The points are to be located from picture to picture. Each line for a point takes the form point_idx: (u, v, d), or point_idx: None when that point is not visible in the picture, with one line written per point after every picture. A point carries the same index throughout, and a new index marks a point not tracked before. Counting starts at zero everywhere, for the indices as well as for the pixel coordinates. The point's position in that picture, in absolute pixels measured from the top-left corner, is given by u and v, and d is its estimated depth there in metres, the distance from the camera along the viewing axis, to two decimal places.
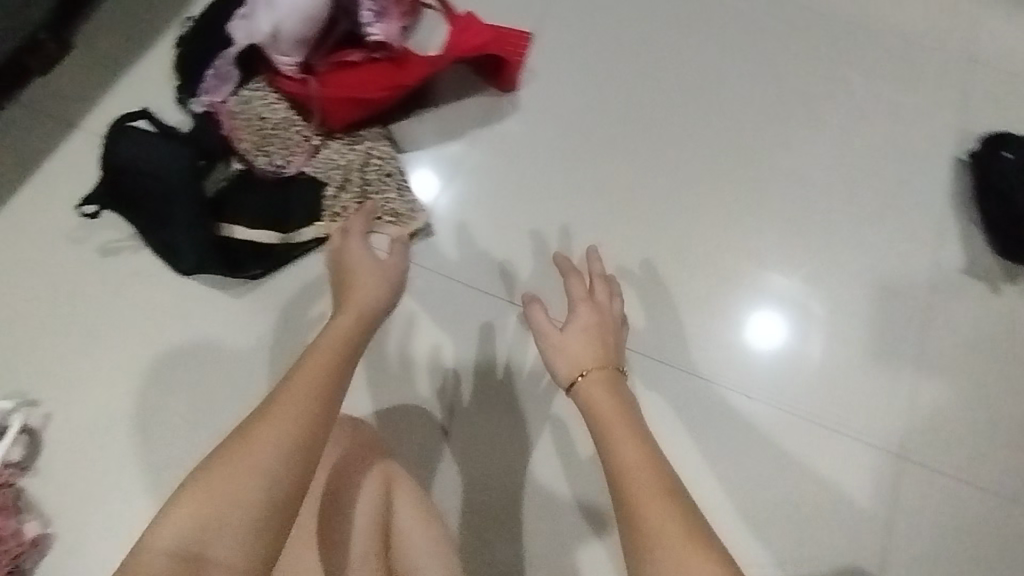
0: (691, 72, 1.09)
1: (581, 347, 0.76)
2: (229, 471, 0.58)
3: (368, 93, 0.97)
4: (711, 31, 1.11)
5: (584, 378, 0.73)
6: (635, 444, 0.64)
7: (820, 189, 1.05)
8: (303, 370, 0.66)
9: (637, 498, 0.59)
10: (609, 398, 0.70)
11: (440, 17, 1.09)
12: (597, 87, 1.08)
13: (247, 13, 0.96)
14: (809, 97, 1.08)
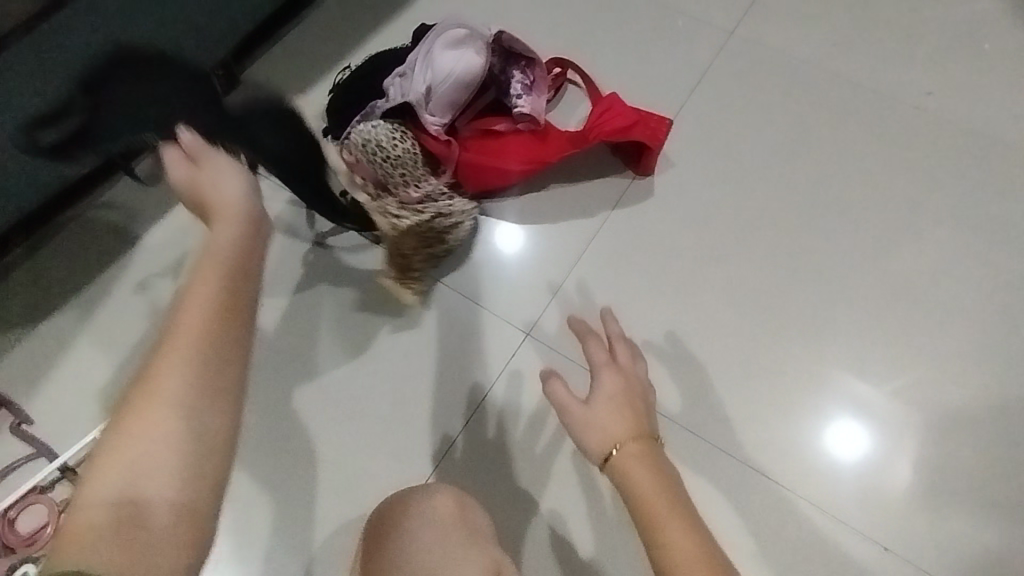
0: (832, 179, 1.07)
1: (608, 417, 0.71)
2: (132, 435, 0.45)
3: (508, 164, 1.02)
4: (854, 138, 1.09)
5: (618, 452, 0.67)
6: (652, 482, 0.64)
7: (959, 310, 0.98)
8: (199, 266, 0.52)
9: (657, 521, 0.60)
10: (648, 470, 0.65)
11: (583, 93, 1.12)
12: (733, 181, 1.07)
13: (405, 73, 1.01)
14: (965, 219, 1.03)
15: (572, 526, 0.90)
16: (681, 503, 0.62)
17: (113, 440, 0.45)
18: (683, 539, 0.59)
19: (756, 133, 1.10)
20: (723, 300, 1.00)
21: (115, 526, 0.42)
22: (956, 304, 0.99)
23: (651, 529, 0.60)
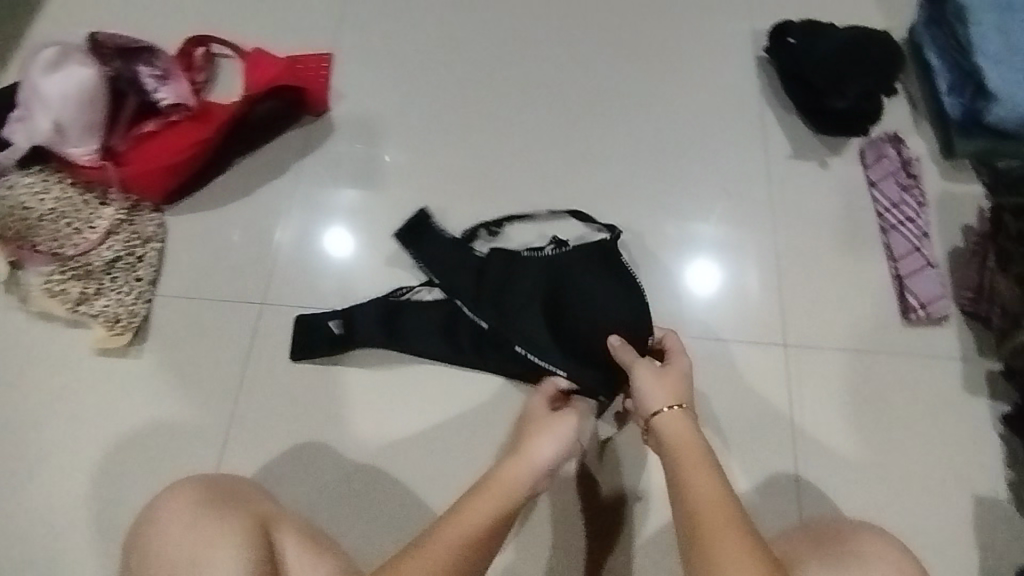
0: (483, 144, 1.17)
1: (666, 392, 0.81)
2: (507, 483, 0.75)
3: (171, 158, 1.10)
4: (485, 89, 1.20)
5: (671, 412, 0.79)
6: (705, 476, 0.71)
7: (803, 231, 1.09)
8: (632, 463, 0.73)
9: (702, 536, 0.66)
10: (686, 438, 0.76)
11: (234, 63, 1.25)
12: (474, 120, 1.19)
13: (21, 116, 1.09)
14: (717, 166, 1.14)
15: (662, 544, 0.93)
16: (749, 538, 0.66)
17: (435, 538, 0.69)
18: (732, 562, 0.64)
19: (436, 101, 1.20)
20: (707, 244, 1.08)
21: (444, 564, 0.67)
22: (799, 257, 1.07)
23: (682, 475, 0.72)
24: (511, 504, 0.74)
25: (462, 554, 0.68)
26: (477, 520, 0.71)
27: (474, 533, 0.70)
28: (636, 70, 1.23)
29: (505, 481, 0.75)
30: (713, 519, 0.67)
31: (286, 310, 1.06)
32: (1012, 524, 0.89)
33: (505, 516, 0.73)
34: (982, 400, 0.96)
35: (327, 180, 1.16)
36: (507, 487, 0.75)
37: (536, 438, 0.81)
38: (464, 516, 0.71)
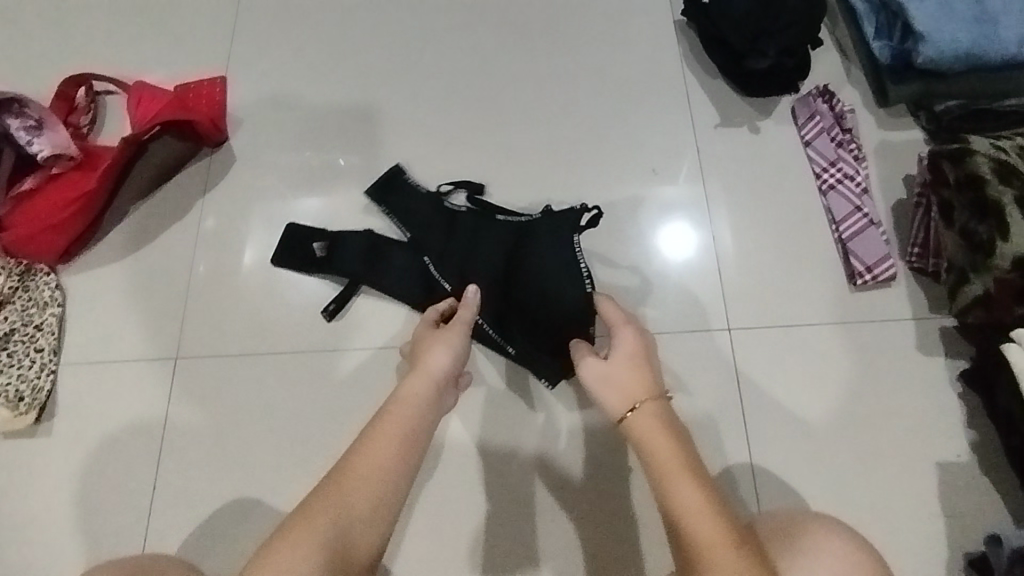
0: (392, 159, 1.11)
1: (628, 378, 0.74)
2: (385, 435, 0.71)
3: (59, 215, 1.04)
4: (390, 102, 1.14)
5: (635, 411, 0.70)
6: (692, 484, 0.63)
7: (733, 206, 1.03)
8: (389, 416, 0.73)
9: (695, 545, 0.61)
10: (661, 432, 0.68)
11: (120, 101, 1.17)
12: (380, 133, 1.12)
13: None
14: (700, 142, 1.08)
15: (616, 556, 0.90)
16: (731, 532, 0.61)
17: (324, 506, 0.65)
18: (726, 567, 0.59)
19: (339, 119, 1.14)
20: (635, 233, 1.02)
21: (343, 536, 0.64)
22: (731, 235, 1.02)
23: (662, 480, 0.65)
24: (421, 413, 0.74)
25: (372, 484, 0.67)
26: (388, 444, 0.70)
27: (382, 465, 0.69)
28: (550, 53, 1.15)
29: (407, 402, 0.74)
30: (704, 532, 0.61)
31: (207, 361, 1.01)
32: (970, 490, 0.86)
33: (407, 450, 0.70)
34: (938, 359, 0.92)
35: (230, 217, 1.09)
36: (407, 407, 0.74)
37: (427, 357, 0.80)
38: (371, 446, 0.70)
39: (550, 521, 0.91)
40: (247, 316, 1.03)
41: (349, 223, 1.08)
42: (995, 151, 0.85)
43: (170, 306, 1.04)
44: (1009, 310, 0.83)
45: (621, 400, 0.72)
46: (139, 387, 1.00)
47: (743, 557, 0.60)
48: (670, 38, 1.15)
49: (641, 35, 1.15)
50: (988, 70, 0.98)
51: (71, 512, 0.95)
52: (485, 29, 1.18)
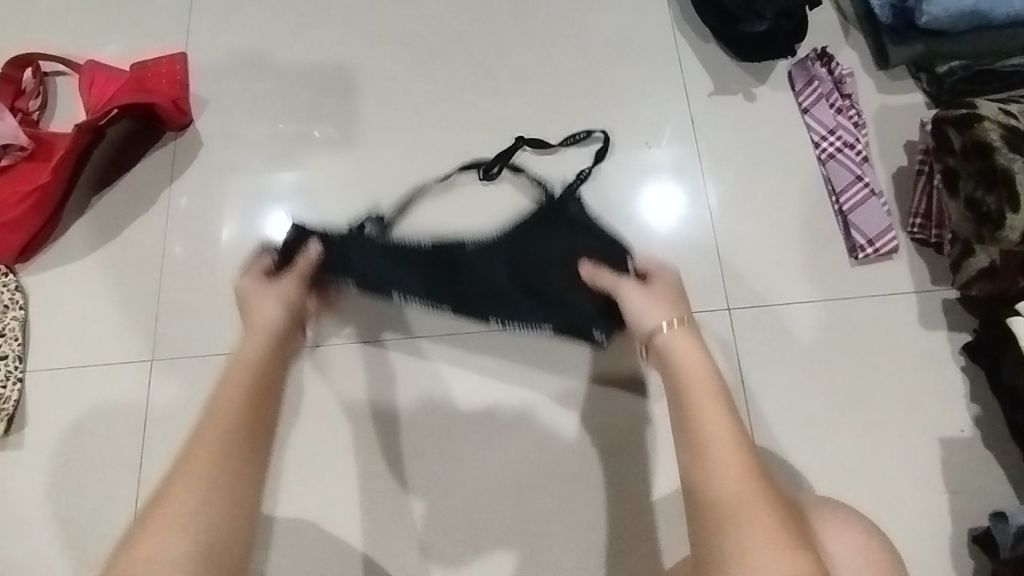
0: (367, 138, 1.04)
1: (656, 313, 0.66)
2: (213, 424, 0.58)
3: (13, 211, 0.97)
4: (362, 77, 1.07)
5: (664, 335, 0.65)
6: (725, 420, 0.58)
7: (727, 178, 0.99)
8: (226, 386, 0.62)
9: (723, 491, 0.55)
10: (695, 363, 0.62)
11: (72, 82, 1.08)
12: (353, 111, 1.05)
13: None
14: (692, 110, 1.02)
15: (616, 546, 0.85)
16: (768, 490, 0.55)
17: (172, 491, 0.55)
18: (748, 513, 0.54)
19: (309, 96, 1.06)
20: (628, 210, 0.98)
21: (198, 515, 0.53)
22: (726, 208, 0.98)
23: (690, 406, 0.59)
24: (267, 301, 0.71)
25: (216, 459, 0.56)
26: (235, 410, 0.60)
27: (213, 439, 0.57)
28: (535, 20, 1.08)
29: (251, 360, 0.65)
30: (740, 512, 0.54)
31: (183, 364, 0.96)
32: (967, 460, 0.85)
33: (250, 407, 0.61)
34: (941, 333, 0.90)
35: (198, 205, 1.03)
36: (252, 365, 0.65)
37: (259, 311, 0.70)
38: (213, 433, 0.58)
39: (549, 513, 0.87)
40: (223, 316, 0.98)
41: (326, 208, 1.01)
42: (1004, 117, 0.80)
43: (142, 306, 0.99)
44: (1014, 280, 0.82)
45: (651, 320, 0.66)
46: (114, 394, 0.96)
47: (769, 508, 0.54)
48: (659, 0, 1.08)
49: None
50: (992, 29, 0.93)
51: (50, 522, 0.91)
52: None
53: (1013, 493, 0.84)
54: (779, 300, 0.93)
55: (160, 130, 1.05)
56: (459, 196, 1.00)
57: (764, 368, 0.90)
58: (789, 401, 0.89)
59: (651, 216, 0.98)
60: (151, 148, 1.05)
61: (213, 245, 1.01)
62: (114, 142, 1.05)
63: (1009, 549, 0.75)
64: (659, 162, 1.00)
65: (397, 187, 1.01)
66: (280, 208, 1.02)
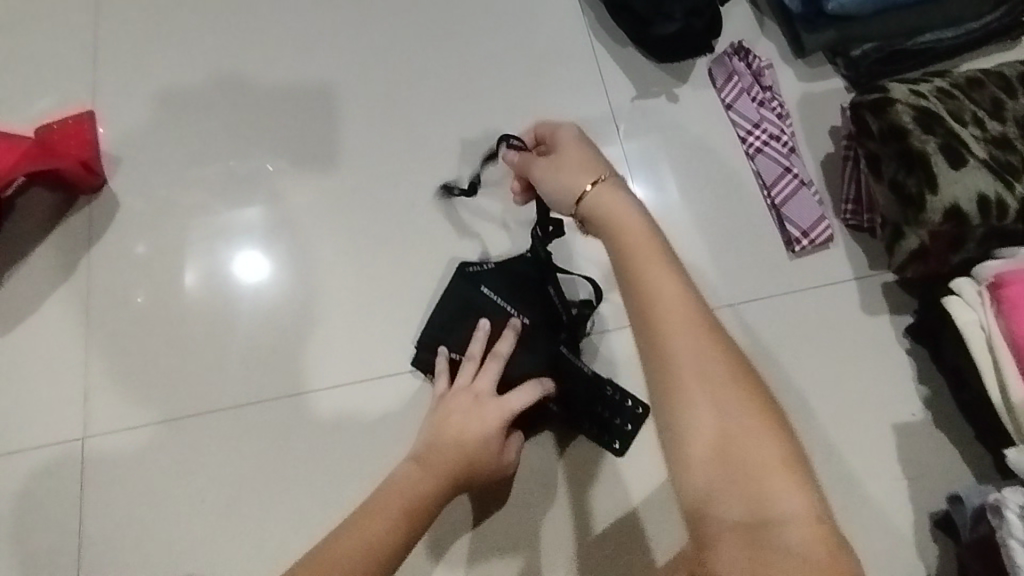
0: (289, 180, 1.01)
1: (592, 184, 0.61)
2: (369, 527, 0.64)
3: None
4: (277, 116, 1.04)
5: (591, 189, 0.61)
6: (669, 276, 0.54)
7: (658, 181, 0.98)
8: (396, 493, 0.68)
9: (661, 326, 0.52)
10: (625, 208, 0.59)
11: None
12: (272, 153, 1.02)
13: None
14: (616, 118, 1.01)
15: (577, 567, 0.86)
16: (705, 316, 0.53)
17: None
18: (690, 348, 0.51)
19: (224, 143, 1.03)
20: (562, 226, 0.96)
21: None
22: (660, 212, 0.96)
23: (632, 269, 0.55)
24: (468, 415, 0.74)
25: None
26: (382, 527, 0.64)
27: (361, 551, 0.62)
28: (450, 41, 1.06)
29: (415, 485, 0.69)
30: (674, 330, 0.52)
31: (121, 436, 0.92)
32: (921, 440, 0.85)
33: (405, 529, 0.65)
34: (884, 317, 0.90)
35: (119, 269, 0.98)
36: (414, 489, 0.68)
37: (459, 438, 0.73)
38: (351, 539, 0.62)
39: (504, 544, 0.86)
40: (158, 382, 0.94)
41: (254, 258, 0.98)
42: (914, 98, 0.80)
43: (68, 381, 0.95)
44: (945, 258, 0.82)
45: (569, 193, 0.62)
46: (49, 477, 0.91)
47: (709, 339, 0.52)
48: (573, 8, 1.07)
49: (541, 9, 1.07)
50: (899, 10, 0.93)
51: None
52: (371, 21, 1.07)
53: (969, 471, 0.83)
54: (722, 303, 0.92)
55: (73, 195, 1.01)
56: (393, 230, 0.98)
57: None
58: None
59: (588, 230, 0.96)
60: (64, 214, 1.01)
61: (143, 309, 0.97)
62: (26, 211, 1.01)
63: (968, 531, 0.74)
64: (608, 155, 0.99)
65: (326, 226, 0.99)
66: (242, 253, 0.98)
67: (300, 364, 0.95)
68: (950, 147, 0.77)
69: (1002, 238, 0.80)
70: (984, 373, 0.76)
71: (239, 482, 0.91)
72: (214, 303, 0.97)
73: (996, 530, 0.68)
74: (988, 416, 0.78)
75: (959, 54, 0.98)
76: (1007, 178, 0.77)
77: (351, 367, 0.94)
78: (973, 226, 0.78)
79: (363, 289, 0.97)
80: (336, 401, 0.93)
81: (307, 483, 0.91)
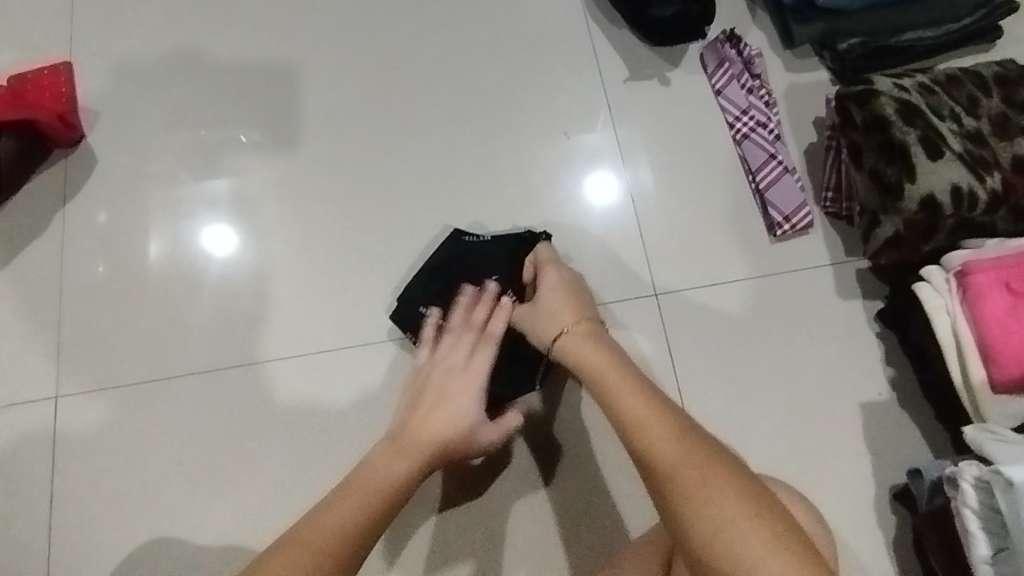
0: (278, 142, 0.99)
1: (556, 304, 0.78)
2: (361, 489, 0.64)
3: None
4: (266, 77, 1.01)
5: (566, 333, 0.74)
6: (631, 389, 0.64)
7: (647, 161, 1.00)
8: (384, 458, 0.68)
9: (644, 437, 0.60)
10: (564, 300, 0.78)
11: None
12: (259, 114, 1.00)
13: None
14: (608, 96, 1.02)
15: (555, 535, 0.88)
16: (665, 409, 0.62)
17: (271, 561, 0.56)
18: (672, 447, 0.58)
19: (209, 102, 1.00)
20: (552, 200, 0.98)
21: None
22: (648, 192, 0.98)
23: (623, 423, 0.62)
24: (448, 369, 0.76)
25: (329, 550, 0.58)
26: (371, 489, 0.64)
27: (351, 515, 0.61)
28: (446, 12, 1.05)
29: (403, 451, 0.69)
30: (648, 434, 0.60)
31: (96, 396, 0.91)
32: (886, 418, 0.89)
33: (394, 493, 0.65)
34: (856, 302, 0.94)
35: (96, 226, 0.96)
36: (403, 454, 0.69)
37: (439, 387, 0.74)
38: (344, 507, 0.62)
39: (487, 510, 0.88)
40: (136, 342, 0.93)
41: (239, 220, 0.97)
42: (897, 91, 0.84)
43: (40, 340, 0.92)
44: (916, 247, 0.85)
45: (551, 331, 0.76)
46: (19, 437, 0.89)
47: (668, 421, 0.60)
48: None
49: None
50: (884, 7, 0.97)
51: None
52: None
53: (928, 449, 0.88)
54: (705, 282, 0.95)
55: (47, 148, 0.97)
56: (383, 197, 0.98)
57: (693, 350, 0.92)
58: (722, 381, 0.91)
59: (579, 207, 0.97)
60: (40, 168, 0.98)
61: (121, 267, 0.95)
62: None
63: (926, 502, 0.79)
64: (599, 138, 1.00)
65: (314, 192, 0.98)
66: (207, 245, 0.96)
67: (283, 328, 0.94)
68: (928, 140, 0.81)
69: (971, 229, 0.84)
70: (948, 355, 0.80)
71: (218, 445, 0.90)
72: (195, 264, 0.95)
73: (952, 501, 0.73)
74: (949, 397, 0.83)
75: (938, 53, 1.03)
76: (978, 171, 0.81)
77: (337, 332, 0.94)
78: (945, 217, 0.82)
79: (351, 256, 0.96)
80: (322, 367, 0.93)
81: (287, 447, 0.90)
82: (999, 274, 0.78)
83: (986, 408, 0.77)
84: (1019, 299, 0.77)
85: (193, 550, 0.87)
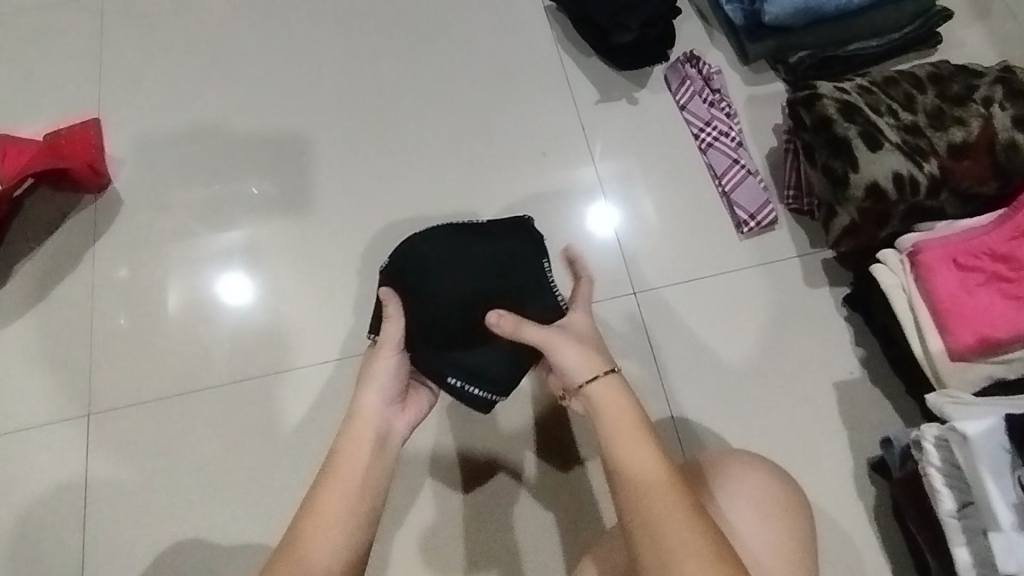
0: (285, 177, 1.10)
1: (581, 356, 0.67)
2: (326, 510, 0.63)
3: None
4: (272, 121, 1.13)
5: (594, 382, 0.66)
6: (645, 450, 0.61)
7: (621, 173, 1.08)
8: (338, 470, 0.65)
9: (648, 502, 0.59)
10: (591, 351, 0.68)
11: None
12: (267, 154, 1.11)
13: None
14: (581, 118, 1.12)
15: (553, 522, 0.93)
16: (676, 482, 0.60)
17: None
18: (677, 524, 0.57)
19: (221, 146, 1.12)
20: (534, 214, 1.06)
21: None
22: (622, 201, 1.07)
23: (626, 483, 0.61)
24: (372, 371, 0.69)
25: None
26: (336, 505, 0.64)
27: (328, 535, 0.62)
28: (431, 53, 1.16)
29: (354, 459, 0.66)
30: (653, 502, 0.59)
31: (125, 415, 0.99)
32: (860, 395, 0.94)
33: (362, 504, 0.64)
34: (824, 289, 1.00)
35: (123, 262, 1.06)
36: (354, 458, 0.66)
37: (368, 390, 0.69)
38: (312, 534, 0.62)
39: (488, 500, 0.94)
40: (161, 364, 1.02)
41: (250, 249, 1.07)
42: (839, 93, 0.92)
43: (74, 367, 1.01)
44: (873, 233, 0.92)
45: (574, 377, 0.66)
46: (57, 455, 0.98)
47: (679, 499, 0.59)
48: (541, 23, 1.18)
49: (512, 23, 1.18)
50: (828, 22, 1.06)
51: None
52: (357, 34, 1.18)
53: (902, 422, 0.93)
54: (680, 279, 1.02)
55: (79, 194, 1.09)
56: (380, 221, 1.07)
57: (673, 342, 0.98)
58: (701, 370, 0.97)
59: (559, 218, 1.05)
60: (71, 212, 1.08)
61: (145, 298, 1.05)
62: (36, 210, 1.08)
63: (899, 470, 0.83)
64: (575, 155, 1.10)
65: (318, 220, 1.08)
66: (226, 292, 1.05)
67: (294, 343, 1.02)
68: (868, 134, 0.89)
69: (921, 214, 0.91)
70: (907, 328, 0.86)
71: (237, 454, 0.98)
72: (212, 292, 1.05)
73: (919, 464, 0.77)
74: (913, 369, 0.88)
75: (886, 59, 1.11)
76: (917, 159, 0.88)
77: (342, 345, 1.02)
78: (892, 202, 0.88)
79: (353, 275, 1.05)
80: (330, 377, 1.01)
81: (300, 453, 0.98)
82: (947, 250, 0.84)
83: (945, 375, 0.82)
84: (966, 271, 0.83)
85: (217, 552, 0.94)
